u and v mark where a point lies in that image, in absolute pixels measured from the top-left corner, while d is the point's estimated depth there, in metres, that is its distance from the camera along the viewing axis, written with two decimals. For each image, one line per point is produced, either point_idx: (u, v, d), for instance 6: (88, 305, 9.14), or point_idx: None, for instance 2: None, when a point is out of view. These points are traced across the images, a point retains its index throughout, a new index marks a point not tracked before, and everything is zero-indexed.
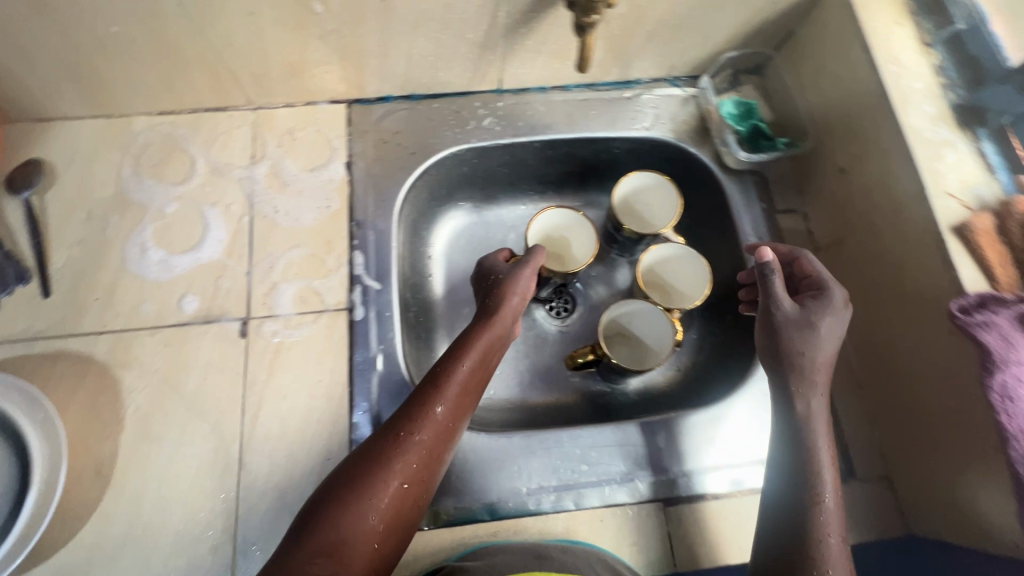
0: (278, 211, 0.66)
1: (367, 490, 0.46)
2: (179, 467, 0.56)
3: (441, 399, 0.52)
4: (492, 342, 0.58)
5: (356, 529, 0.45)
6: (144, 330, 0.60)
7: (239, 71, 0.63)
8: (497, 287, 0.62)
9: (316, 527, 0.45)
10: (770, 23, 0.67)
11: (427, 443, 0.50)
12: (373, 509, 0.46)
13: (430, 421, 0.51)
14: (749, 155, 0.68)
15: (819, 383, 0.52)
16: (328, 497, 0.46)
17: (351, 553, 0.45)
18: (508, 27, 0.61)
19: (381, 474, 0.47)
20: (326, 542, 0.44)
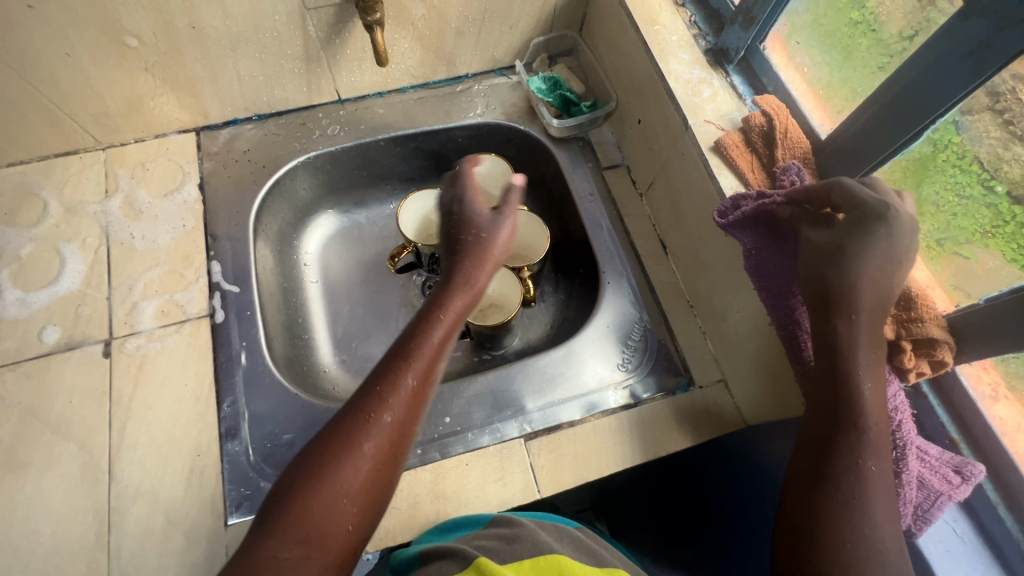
0: (135, 237, 0.69)
1: (336, 471, 0.40)
2: (48, 489, 0.57)
3: (410, 370, 0.45)
4: (468, 297, 0.50)
5: (328, 513, 0.39)
6: (5, 367, 0.62)
7: (77, 113, 0.68)
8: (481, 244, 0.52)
9: (279, 516, 0.38)
10: (563, 9, 0.77)
11: (399, 417, 0.43)
12: (343, 492, 0.40)
13: (402, 395, 0.44)
14: (561, 122, 0.76)
15: (863, 308, 0.44)
16: (297, 477, 0.40)
17: (322, 537, 0.38)
18: (322, 39, 0.68)
19: (356, 450, 0.41)
20: (296, 528, 0.38)
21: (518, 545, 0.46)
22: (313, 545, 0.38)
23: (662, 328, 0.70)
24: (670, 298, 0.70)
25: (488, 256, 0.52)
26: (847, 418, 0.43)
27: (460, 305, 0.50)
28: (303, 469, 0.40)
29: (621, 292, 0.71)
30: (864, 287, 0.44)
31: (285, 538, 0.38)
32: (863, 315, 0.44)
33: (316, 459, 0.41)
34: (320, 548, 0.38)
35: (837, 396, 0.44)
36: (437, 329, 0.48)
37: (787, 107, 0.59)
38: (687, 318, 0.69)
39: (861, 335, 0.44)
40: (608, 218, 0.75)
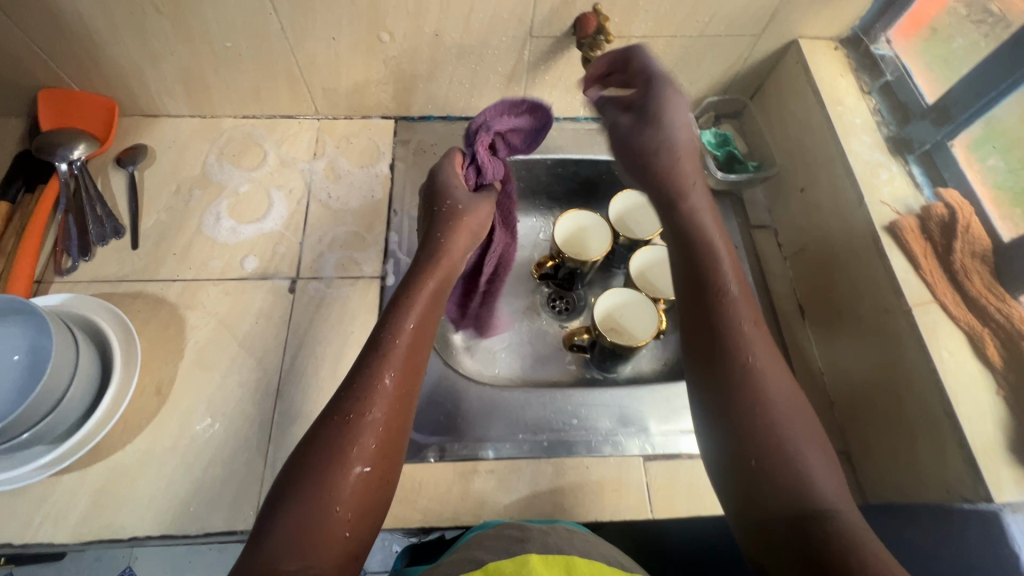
0: (331, 197, 0.79)
1: (335, 465, 0.46)
2: (227, 392, 0.65)
3: (387, 370, 0.52)
4: (433, 298, 0.61)
5: (325, 519, 0.44)
6: (210, 281, 0.72)
7: (315, 85, 0.79)
8: (455, 217, 0.66)
9: (284, 506, 0.44)
10: (745, 75, 0.82)
11: (382, 420, 0.49)
12: (346, 478, 0.46)
13: (377, 390, 0.51)
14: (726, 175, 0.78)
15: (746, 327, 0.51)
16: (292, 484, 0.45)
17: (329, 544, 0.43)
18: (531, 63, 0.77)
19: (355, 442, 0.48)
20: (300, 539, 0.42)
21: (529, 545, 0.46)
22: (312, 552, 0.42)
23: None
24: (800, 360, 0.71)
25: (455, 229, 0.65)
26: (748, 424, 0.47)
27: (420, 319, 0.58)
28: (289, 490, 0.44)
29: None
30: (711, 233, 0.58)
31: (279, 546, 0.41)
32: (752, 334, 0.51)
33: (312, 464, 0.46)
34: (323, 551, 0.42)
35: (732, 351, 0.50)
36: (400, 331, 0.56)
37: (970, 204, 0.61)
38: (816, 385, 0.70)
39: (742, 324, 0.52)
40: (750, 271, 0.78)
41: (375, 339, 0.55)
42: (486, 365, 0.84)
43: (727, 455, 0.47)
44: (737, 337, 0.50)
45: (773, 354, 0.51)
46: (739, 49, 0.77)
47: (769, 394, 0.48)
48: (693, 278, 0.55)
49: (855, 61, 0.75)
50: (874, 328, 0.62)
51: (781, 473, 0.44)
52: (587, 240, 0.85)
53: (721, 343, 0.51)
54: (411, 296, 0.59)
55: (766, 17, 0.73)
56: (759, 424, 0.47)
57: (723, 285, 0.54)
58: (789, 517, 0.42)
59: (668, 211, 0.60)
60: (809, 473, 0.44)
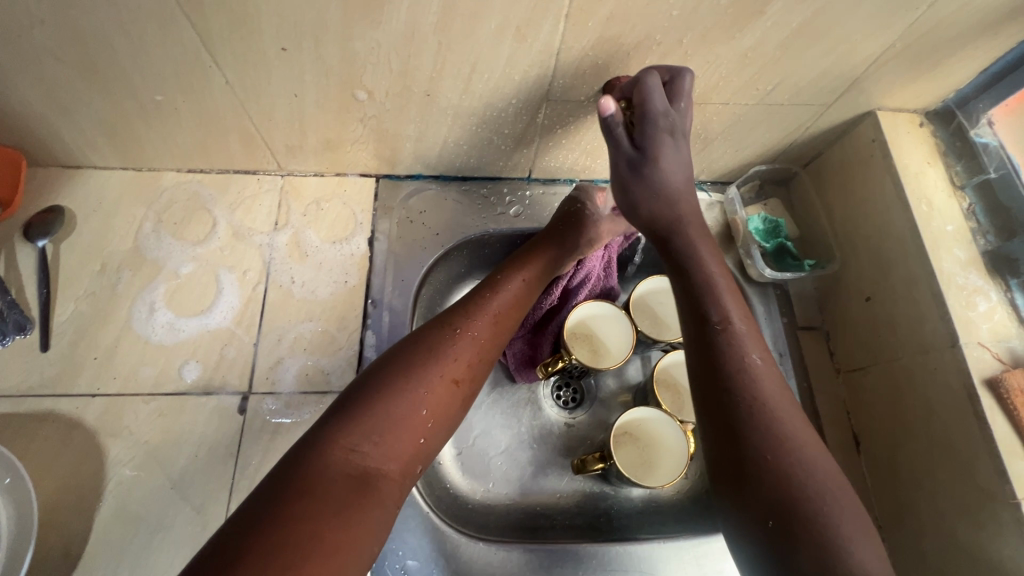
0: (295, 281, 0.65)
1: (421, 379, 0.46)
2: (155, 554, 0.52)
3: (495, 301, 0.56)
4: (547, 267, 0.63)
5: (408, 418, 0.44)
6: (140, 397, 0.58)
7: (275, 142, 0.64)
8: (580, 220, 0.65)
9: (360, 410, 0.43)
10: (801, 145, 0.68)
11: (474, 346, 0.51)
12: (424, 400, 0.45)
13: (485, 319, 0.53)
14: (774, 274, 0.67)
15: (760, 380, 0.44)
16: (380, 383, 0.45)
17: (401, 443, 0.43)
18: (545, 127, 0.62)
19: (450, 356, 0.49)
20: (376, 426, 0.42)
21: None
22: (385, 447, 0.42)
23: None
24: None
25: (577, 222, 0.65)
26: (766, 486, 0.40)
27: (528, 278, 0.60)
28: (378, 386, 0.45)
29: None
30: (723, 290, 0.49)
31: (350, 454, 0.40)
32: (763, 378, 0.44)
33: (401, 367, 0.47)
34: (398, 449, 0.43)
35: (756, 424, 0.42)
36: (512, 280, 0.59)
37: None
38: (874, 542, 0.59)
39: (756, 373, 0.45)
40: (798, 389, 0.65)
41: (489, 281, 0.58)
42: (477, 477, 0.69)
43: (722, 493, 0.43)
44: (754, 404, 0.43)
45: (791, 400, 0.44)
46: (801, 119, 0.63)
47: (796, 454, 0.41)
48: (705, 352, 0.46)
49: (942, 142, 0.62)
50: (957, 505, 0.52)
51: (802, 515, 0.38)
52: (603, 336, 0.72)
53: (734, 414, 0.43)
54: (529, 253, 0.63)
55: (841, 87, 0.58)
56: (778, 473, 0.40)
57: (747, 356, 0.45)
58: (816, 546, 0.37)
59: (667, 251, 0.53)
60: (829, 514, 0.38)
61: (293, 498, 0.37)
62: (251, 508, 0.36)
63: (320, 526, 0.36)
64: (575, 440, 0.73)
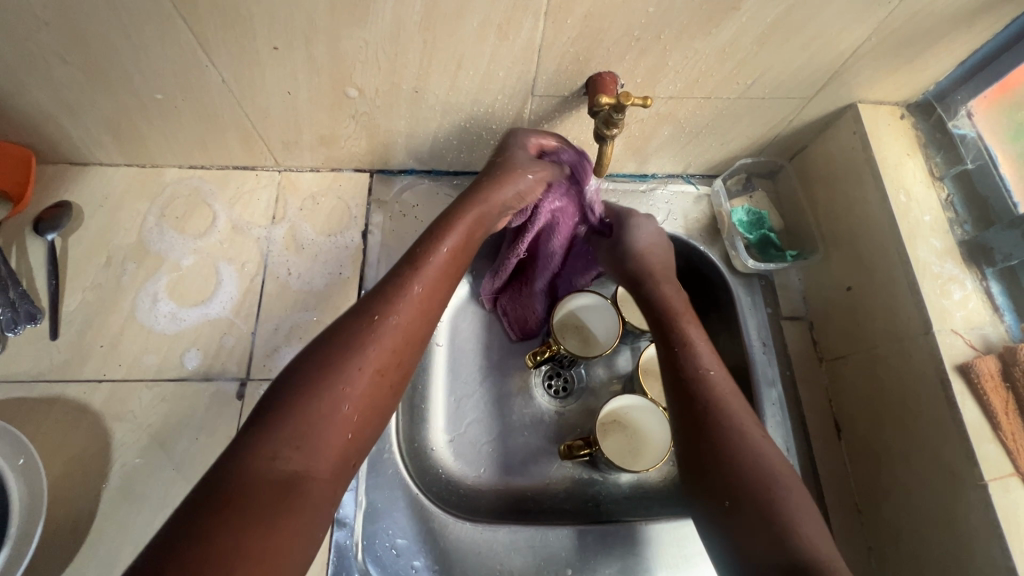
0: (291, 273, 0.67)
1: (334, 376, 0.43)
2: (157, 531, 0.55)
3: (418, 280, 0.50)
4: (475, 224, 0.55)
5: (328, 415, 0.42)
6: (143, 383, 0.61)
7: (272, 138, 0.66)
8: (502, 167, 0.57)
9: (276, 417, 0.41)
10: (785, 138, 0.70)
11: (401, 333, 0.48)
12: (345, 398, 0.43)
13: (406, 303, 0.49)
14: (758, 264, 0.68)
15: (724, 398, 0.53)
16: (297, 385, 0.43)
17: (324, 443, 0.41)
18: (532, 122, 0.64)
19: (373, 346, 0.46)
20: (296, 429, 0.41)
21: None
22: (308, 450, 0.40)
23: (820, 528, 0.59)
24: (836, 492, 0.61)
25: (505, 177, 0.57)
26: (740, 496, 0.48)
27: (466, 255, 0.55)
28: (294, 388, 0.42)
29: None
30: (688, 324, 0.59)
31: (270, 461, 0.39)
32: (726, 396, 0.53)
33: (316, 365, 0.44)
34: (323, 448, 0.41)
35: (724, 449, 0.51)
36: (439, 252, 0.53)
37: None
38: (853, 524, 0.60)
39: (721, 394, 0.53)
40: (780, 376, 0.66)
41: (413, 255, 0.52)
42: (468, 463, 0.71)
43: (709, 501, 0.51)
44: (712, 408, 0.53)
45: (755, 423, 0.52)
46: (783, 112, 0.64)
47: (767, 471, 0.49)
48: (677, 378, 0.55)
49: (923, 135, 0.64)
50: (931, 489, 0.54)
51: (764, 513, 0.47)
52: (593, 328, 0.73)
53: (709, 441, 0.51)
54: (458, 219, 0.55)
55: (820, 81, 0.60)
56: (750, 486, 0.49)
57: (717, 393, 0.53)
58: (776, 541, 0.46)
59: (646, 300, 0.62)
60: (788, 511, 0.47)
61: (215, 513, 0.36)
62: (170, 528, 0.35)
63: (249, 543, 0.36)
64: (565, 428, 0.75)
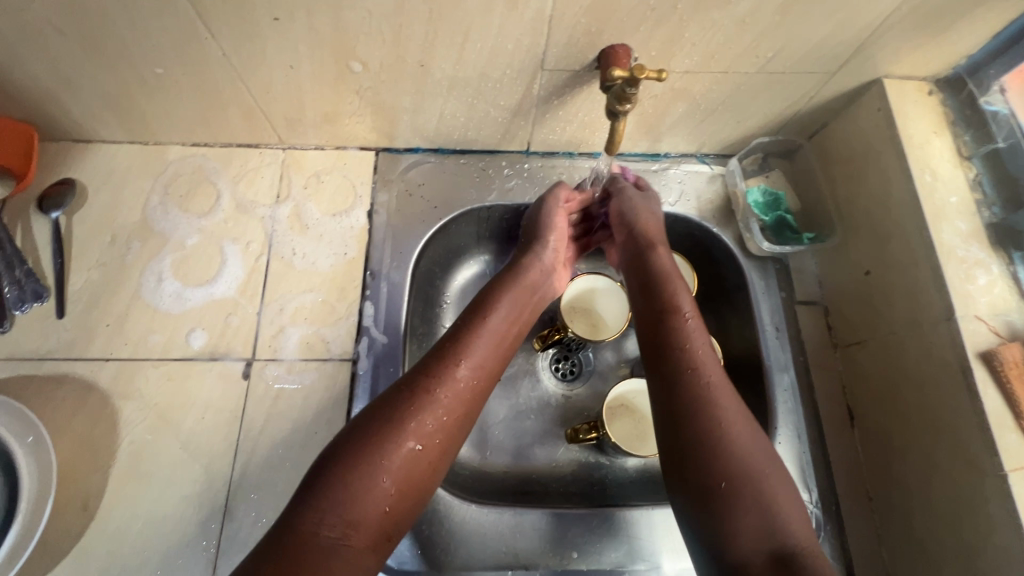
0: (296, 253, 0.66)
1: (381, 449, 0.45)
2: (165, 509, 0.55)
3: (463, 361, 0.52)
4: (516, 304, 0.60)
5: (371, 490, 0.43)
6: (149, 362, 0.61)
7: (274, 115, 0.65)
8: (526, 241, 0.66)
9: (326, 483, 0.43)
10: (804, 116, 0.67)
11: (447, 406, 0.49)
12: (385, 471, 0.45)
13: (448, 384, 0.50)
14: (773, 247, 0.66)
15: (708, 371, 0.51)
16: (348, 453, 0.44)
17: (366, 514, 0.43)
18: (541, 98, 0.62)
19: (420, 419, 0.47)
20: (339, 497, 0.42)
21: None
22: (351, 521, 0.42)
23: (831, 517, 0.59)
24: (846, 479, 0.61)
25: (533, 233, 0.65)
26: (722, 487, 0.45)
27: (513, 319, 0.58)
28: (344, 456, 0.44)
29: (795, 462, 0.60)
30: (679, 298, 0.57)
31: (315, 523, 0.41)
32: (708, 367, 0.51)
33: (365, 435, 0.46)
34: (362, 519, 0.43)
35: (715, 434, 0.47)
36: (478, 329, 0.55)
37: None
38: (862, 512, 0.59)
39: (705, 370, 0.51)
40: (793, 362, 0.65)
41: (464, 327, 0.55)
42: (475, 445, 0.71)
43: (686, 478, 0.47)
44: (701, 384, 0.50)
45: (741, 405, 0.50)
46: (803, 88, 0.62)
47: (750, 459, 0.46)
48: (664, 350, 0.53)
49: (952, 111, 0.61)
50: (946, 479, 0.52)
51: (753, 504, 0.44)
52: (602, 312, 0.72)
53: (695, 426, 0.48)
54: (504, 288, 0.60)
55: (845, 54, 0.57)
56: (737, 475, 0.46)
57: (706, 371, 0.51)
58: (766, 537, 0.43)
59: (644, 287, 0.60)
60: (778, 506, 0.44)
61: (273, 565, 0.38)
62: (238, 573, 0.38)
63: None
64: (572, 412, 0.74)
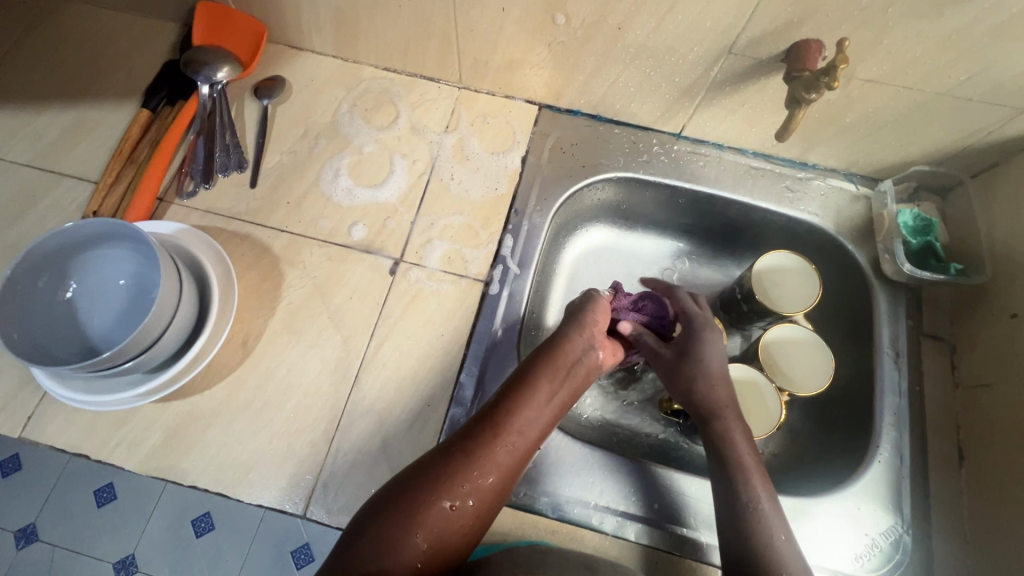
0: (453, 179, 0.73)
1: (418, 507, 0.47)
2: (306, 366, 0.63)
3: (506, 430, 0.51)
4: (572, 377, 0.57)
5: (406, 548, 0.45)
6: (316, 242, 0.69)
7: (466, 54, 0.72)
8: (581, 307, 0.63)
9: (374, 523, 0.46)
10: (975, 150, 0.66)
11: (482, 470, 0.49)
12: (420, 529, 0.46)
13: (490, 451, 0.50)
14: (914, 270, 0.66)
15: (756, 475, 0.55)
16: (393, 506, 0.47)
17: (401, 560, 0.44)
18: (716, 82, 0.65)
19: (459, 479, 0.48)
20: (378, 549, 0.45)
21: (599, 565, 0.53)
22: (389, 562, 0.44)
23: (920, 547, 0.58)
24: (945, 517, 0.59)
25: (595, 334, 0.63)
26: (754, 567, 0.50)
27: (560, 400, 0.55)
28: (386, 510, 0.46)
29: (894, 483, 0.60)
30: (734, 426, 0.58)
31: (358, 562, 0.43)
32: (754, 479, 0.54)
33: (409, 488, 0.48)
34: (401, 563, 0.44)
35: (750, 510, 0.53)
36: (536, 396, 0.54)
37: None
38: (955, 551, 0.58)
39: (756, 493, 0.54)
40: (908, 389, 0.64)
41: (506, 398, 0.53)
42: None
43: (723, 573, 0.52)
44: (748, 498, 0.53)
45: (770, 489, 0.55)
46: (985, 121, 0.61)
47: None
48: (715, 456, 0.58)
49: None
50: None
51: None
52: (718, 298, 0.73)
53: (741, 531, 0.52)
54: (554, 359, 0.57)
55: None
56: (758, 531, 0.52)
57: (774, 536, 0.51)
58: None
59: (707, 437, 0.59)
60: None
61: None
62: None
63: None
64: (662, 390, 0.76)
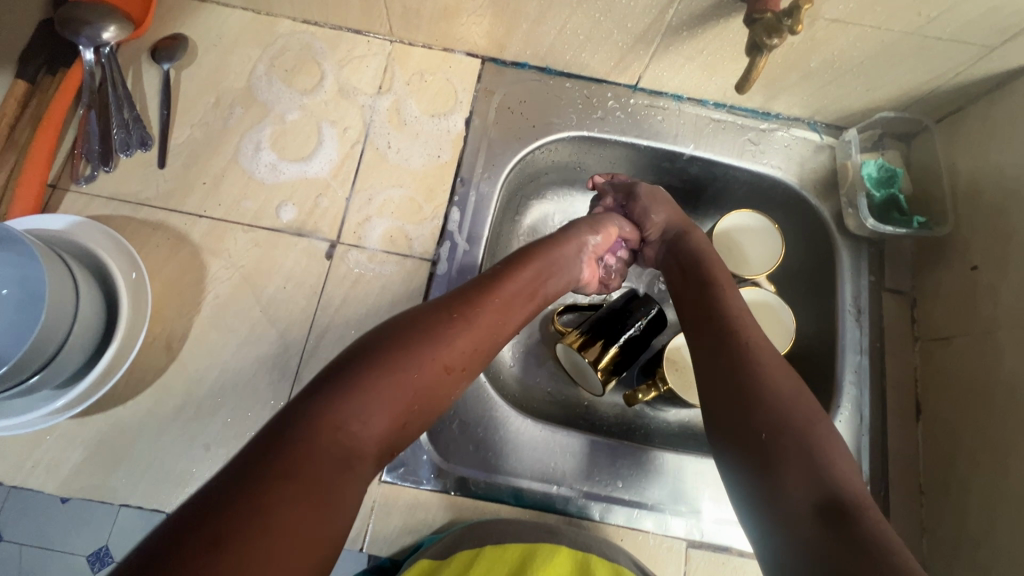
0: (391, 147, 0.66)
1: (407, 361, 0.42)
2: (241, 364, 0.58)
3: (499, 298, 0.50)
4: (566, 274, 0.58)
5: (389, 399, 0.40)
6: (240, 226, 0.62)
7: (393, 2, 0.63)
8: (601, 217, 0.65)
9: (347, 372, 0.40)
10: (942, 92, 0.63)
11: (477, 337, 0.47)
12: (407, 382, 0.41)
13: (483, 316, 0.48)
14: (877, 224, 0.64)
15: (768, 352, 0.48)
16: (356, 372, 0.40)
17: (375, 417, 0.39)
18: (672, 27, 0.59)
19: (454, 342, 0.45)
20: (352, 397, 0.38)
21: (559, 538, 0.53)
22: (357, 422, 0.38)
23: (876, 500, 0.59)
24: (900, 470, 0.60)
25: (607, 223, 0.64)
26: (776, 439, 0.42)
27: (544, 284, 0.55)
28: (361, 362, 0.41)
29: (852, 442, 0.60)
30: (737, 311, 0.52)
31: (326, 414, 0.37)
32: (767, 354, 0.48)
33: (395, 340, 0.43)
34: (369, 429, 0.39)
35: (762, 382, 0.46)
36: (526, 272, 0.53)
37: None
38: (910, 503, 0.59)
39: (769, 368, 0.47)
40: (869, 347, 0.64)
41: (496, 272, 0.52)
42: (526, 370, 0.71)
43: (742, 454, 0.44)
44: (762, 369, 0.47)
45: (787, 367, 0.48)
46: (955, 60, 0.58)
47: (835, 461, 0.41)
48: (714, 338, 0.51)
49: None
50: (1013, 483, 0.51)
51: (806, 450, 0.41)
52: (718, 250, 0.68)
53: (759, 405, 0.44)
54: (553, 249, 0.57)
55: (1017, 25, 0.52)
56: (778, 403, 0.44)
57: (789, 397, 0.45)
58: (829, 493, 0.39)
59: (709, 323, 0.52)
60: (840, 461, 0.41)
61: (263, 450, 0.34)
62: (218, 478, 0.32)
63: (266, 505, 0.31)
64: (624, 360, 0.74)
